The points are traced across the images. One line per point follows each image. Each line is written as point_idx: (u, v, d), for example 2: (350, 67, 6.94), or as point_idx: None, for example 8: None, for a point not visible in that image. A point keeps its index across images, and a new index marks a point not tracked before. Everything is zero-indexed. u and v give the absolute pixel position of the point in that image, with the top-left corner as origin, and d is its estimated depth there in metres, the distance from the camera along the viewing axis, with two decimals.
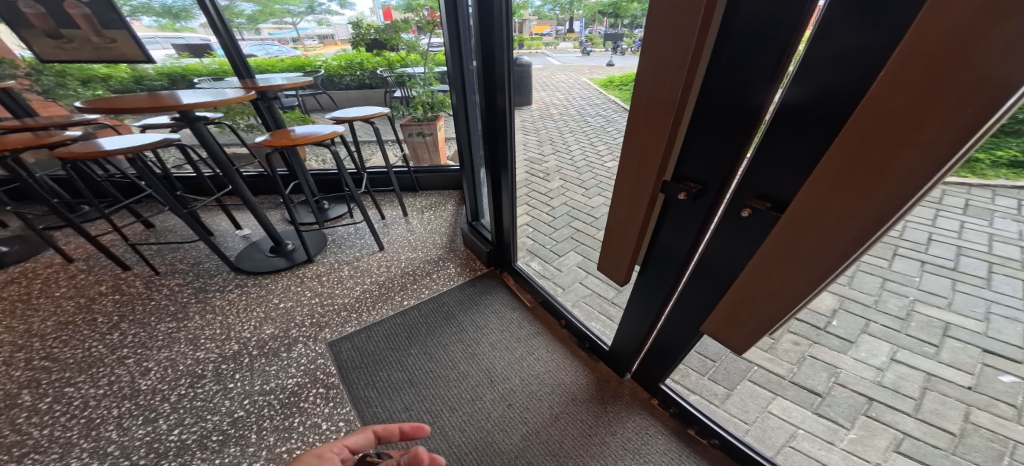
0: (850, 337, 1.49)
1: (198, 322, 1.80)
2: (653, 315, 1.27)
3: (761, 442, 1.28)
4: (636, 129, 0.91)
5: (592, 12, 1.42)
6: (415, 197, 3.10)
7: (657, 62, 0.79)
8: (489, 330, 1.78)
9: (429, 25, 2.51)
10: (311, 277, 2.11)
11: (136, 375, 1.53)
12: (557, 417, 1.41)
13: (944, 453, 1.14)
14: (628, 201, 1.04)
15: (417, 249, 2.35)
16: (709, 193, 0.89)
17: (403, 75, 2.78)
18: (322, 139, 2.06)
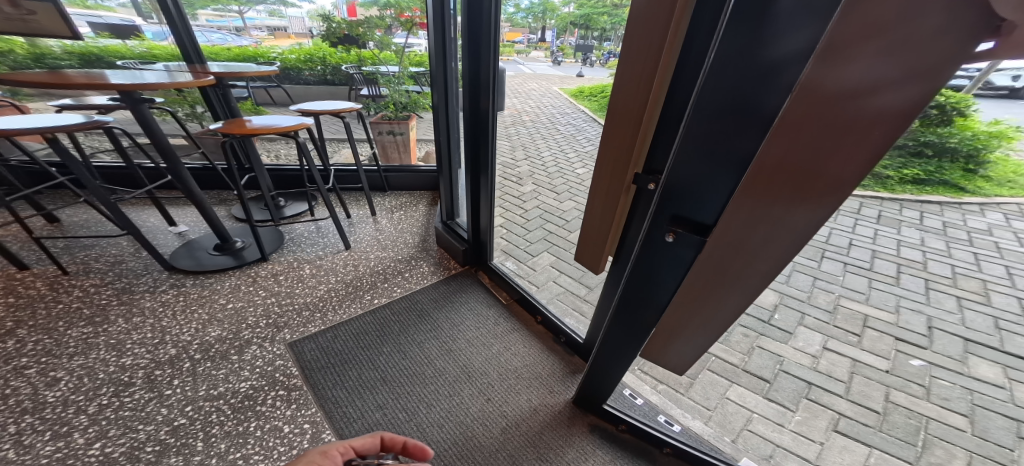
0: (789, 329, 1.67)
1: (123, 325, 1.53)
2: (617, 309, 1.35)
3: (721, 426, 1.37)
4: (614, 128, 0.97)
5: (565, 23, 1.54)
6: (384, 196, 2.98)
7: (631, 70, 0.86)
8: (466, 327, 1.76)
9: (407, 25, 2.47)
10: (266, 275, 1.91)
11: (40, 386, 1.26)
12: (536, 409, 1.43)
13: (875, 431, 1.27)
14: (602, 195, 1.10)
15: (387, 248, 2.27)
16: None
17: (372, 73, 2.72)
18: (283, 130, 1.92)
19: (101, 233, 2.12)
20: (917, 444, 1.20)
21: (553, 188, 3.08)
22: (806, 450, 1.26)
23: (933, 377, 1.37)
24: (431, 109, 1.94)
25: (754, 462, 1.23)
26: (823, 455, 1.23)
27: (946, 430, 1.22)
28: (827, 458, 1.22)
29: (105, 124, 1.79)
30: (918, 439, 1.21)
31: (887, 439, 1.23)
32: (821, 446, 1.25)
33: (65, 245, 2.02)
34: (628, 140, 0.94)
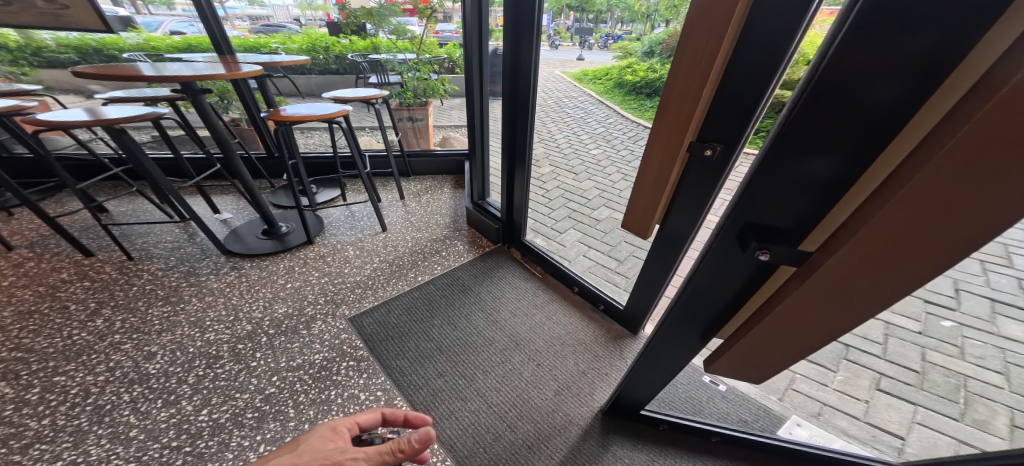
0: None
1: (197, 304, 1.67)
2: (659, 277, 1.46)
3: (767, 387, 1.49)
4: (670, 104, 0.98)
5: (559, 5, 1.50)
6: (408, 181, 3.02)
7: (693, 51, 0.88)
8: (507, 299, 1.89)
9: (425, 12, 2.40)
10: (313, 258, 2.03)
11: (140, 360, 1.40)
12: (584, 372, 1.54)
13: (917, 389, 1.31)
14: (654, 171, 1.10)
15: (421, 229, 2.34)
16: (729, 150, 1.03)
17: (387, 61, 2.57)
18: (330, 116, 1.90)
19: (153, 219, 2.24)
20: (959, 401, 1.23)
21: (577, 166, 3.08)
22: (852, 408, 1.33)
23: (965, 336, 1.35)
24: (466, 94, 1.96)
25: (803, 418, 1.34)
26: (870, 412, 1.30)
27: (984, 386, 1.23)
28: (874, 416, 1.28)
29: (160, 116, 1.80)
30: (959, 396, 1.23)
31: (929, 396, 1.27)
32: (866, 403, 1.33)
33: (122, 233, 2.14)
34: (685, 118, 0.96)
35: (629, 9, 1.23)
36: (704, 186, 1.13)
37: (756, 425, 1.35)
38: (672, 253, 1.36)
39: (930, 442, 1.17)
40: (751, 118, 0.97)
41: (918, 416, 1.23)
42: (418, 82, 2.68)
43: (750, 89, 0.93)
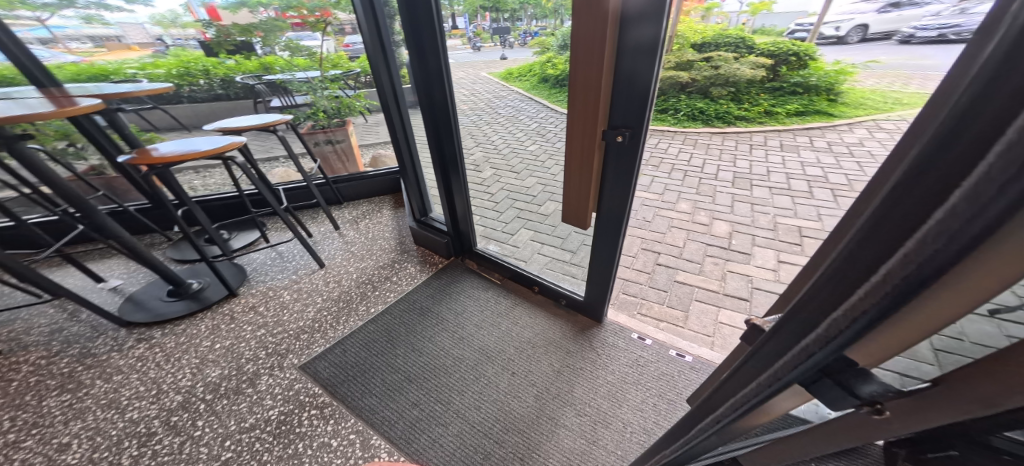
0: (746, 250, 2.03)
1: (106, 385, 1.48)
2: (606, 267, 1.47)
3: (726, 349, 1.51)
4: (576, 94, 1.00)
5: (473, 7, 1.46)
6: (341, 209, 2.71)
7: (586, 45, 0.90)
8: (469, 313, 1.85)
9: (319, 26, 2.20)
10: (242, 311, 1.85)
11: (50, 454, 1.25)
12: (559, 371, 1.55)
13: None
14: (576, 158, 1.12)
15: (364, 258, 2.19)
16: (638, 134, 1.02)
17: (285, 81, 2.34)
18: (217, 152, 1.65)
19: (25, 299, 1.88)
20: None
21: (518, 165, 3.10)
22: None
23: None
24: (380, 108, 1.84)
25: None
26: None
27: None
28: None
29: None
30: None
31: None
32: None
33: None
34: (592, 102, 0.98)
35: (539, 6, 1.23)
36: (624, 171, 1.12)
37: None
38: (611, 241, 1.37)
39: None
40: (650, 100, 0.95)
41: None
42: (326, 102, 2.46)
43: (638, 73, 0.91)
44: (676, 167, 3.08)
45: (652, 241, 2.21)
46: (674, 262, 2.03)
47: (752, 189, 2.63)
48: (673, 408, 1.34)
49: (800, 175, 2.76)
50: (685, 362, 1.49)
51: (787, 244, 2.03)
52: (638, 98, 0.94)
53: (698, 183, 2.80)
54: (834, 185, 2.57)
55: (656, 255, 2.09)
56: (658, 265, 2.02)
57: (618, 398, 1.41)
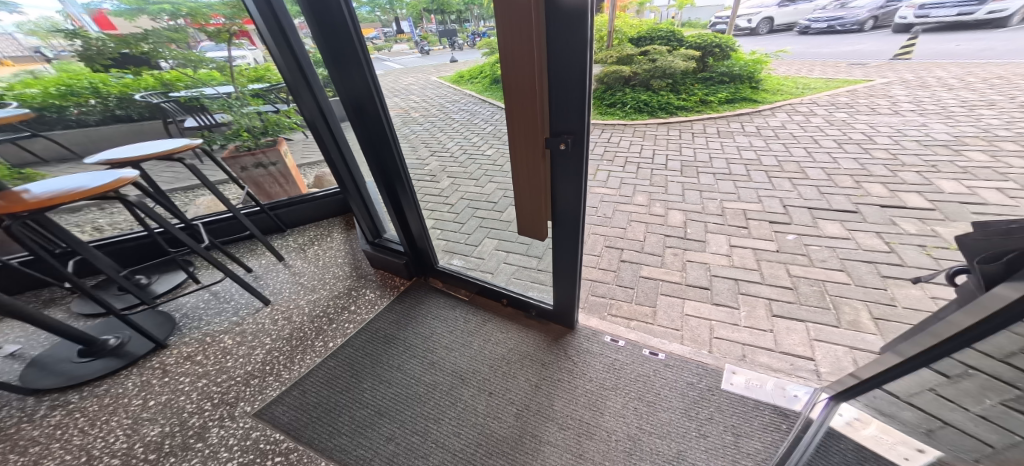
0: (701, 238, 2.10)
1: (17, 459, 1.30)
2: (567, 275, 1.42)
3: (695, 341, 1.53)
4: (512, 103, 0.92)
5: (417, 11, 1.46)
6: (284, 237, 2.45)
7: (511, 50, 0.83)
8: (438, 336, 1.77)
9: (221, 36, 1.88)
10: (177, 362, 1.67)
11: None
12: (537, 386, 1.51)
13: (798, 305, 1.62)
14: (524, 170, 1.03)
15: (317, 288, 2.04)
16: (582, 142, 0.94)
17: (192, 98, 2.03)
18: (103, 189, 1.30)
19: None
20: (830, 307, 1.58)
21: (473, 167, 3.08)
22: (765, 341, 1.48)
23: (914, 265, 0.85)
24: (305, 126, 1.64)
25: (736, 366, 1.39)
26: (775, 339, 1.48)
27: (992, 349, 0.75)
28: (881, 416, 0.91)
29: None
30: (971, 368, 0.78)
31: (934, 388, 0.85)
32: (772, 332, 1.51)
33: None
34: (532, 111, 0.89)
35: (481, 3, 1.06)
36: (573, 182, 1.03)
37: (702, 385, 1.36)
38: (570, 250, 1.29)
39: (834, 357, 1.39)
40: (588, 101, 0.87)
41: (812, 333, 1.48)
42: (247, 120, 2.16)
43: (569, 72, 0.82)
44: (628, 159, 3.16)
45: (614, 238, 2.22)
46: (637, 257, 2.05)
47: (700, 176, 2.75)
48: (652, 406, 1.35)
49: (739, 159, 2.94)
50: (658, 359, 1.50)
51: (736, 228, 2.14)
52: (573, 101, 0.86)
53: (650, 174, 2.88)
54: (768, 167, 2.77)
55: (619, 251, 2.11)
56: (623, 261, 2.03)
57: (596, 402, 1.41)
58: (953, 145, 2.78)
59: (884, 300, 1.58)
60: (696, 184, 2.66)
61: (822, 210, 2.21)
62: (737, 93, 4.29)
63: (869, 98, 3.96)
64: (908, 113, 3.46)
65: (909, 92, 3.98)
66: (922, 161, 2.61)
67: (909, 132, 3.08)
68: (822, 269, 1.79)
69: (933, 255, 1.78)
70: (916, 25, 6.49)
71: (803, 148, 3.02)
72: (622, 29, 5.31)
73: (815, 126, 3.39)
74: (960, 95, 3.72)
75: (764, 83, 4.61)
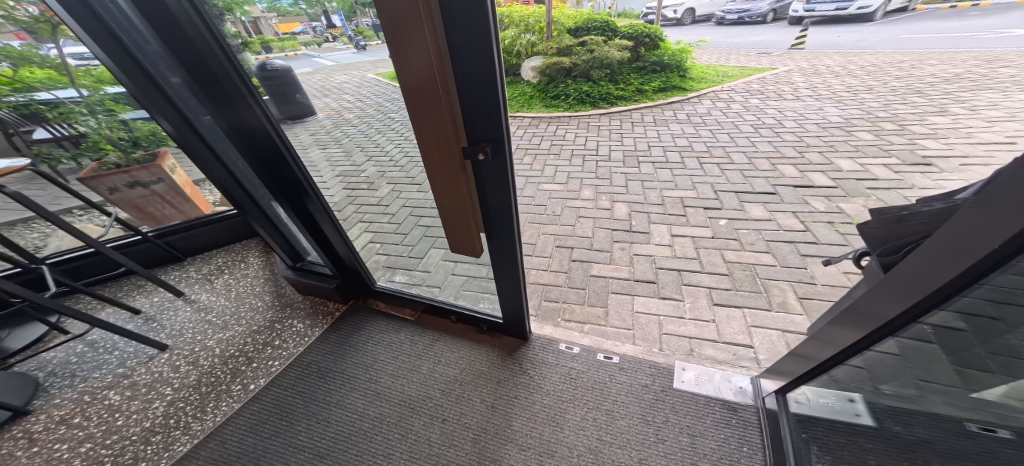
0: (645, 229, 2.11)
1: None
2: (511, 280, 1.30)
3: (647, 340, 1.53)
4: (418, 110, 0.77)
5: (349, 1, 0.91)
6: (186, 265, 2.11)
7: (403, 45, 0.68)
8: (382, 363, 1.60)
9: (44, 27, 1.45)
10: (45, 432, 1.37)
11: None
12: (494, 406, 1.42)
13: (735, 291, 1.68)
14: (444, 183, 0.90)
15: (232, 324, 1.77)
16: (502, 147, 0.84)
17: (22, 105, 1.55)
18: None
19: None
20: (762, 291, 1.66)
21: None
22: (709, 332, 1.53)
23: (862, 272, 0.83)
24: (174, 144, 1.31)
25: (686, 362, 1.42)
26: (718, 330, 1.53)
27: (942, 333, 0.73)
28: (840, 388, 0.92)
29: None
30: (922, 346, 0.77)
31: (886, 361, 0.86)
32: (714, 323, 1.56)
33: None
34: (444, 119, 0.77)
35: None
36: (500, 191, 0.93)
37: (656, 386, 1.37)
38: (508, 256, 1.19)
39: (769, 342, 1.46)
40: (501, 96, 0.76)
41: (749, 320, 1.55)
42: (110, 131, 1.72)
43: (479, 70, 0.71)
44: (574, 152, 3.13)
45: (564, 236, 2.14)
46: (587, 254, 1.99)
47: (640, 166, 2.80)
48: (609, 413, 1.33)
49: (674, 147, 3.05)
50: (614, 363, 1.48)
51: (676, 217, 2.19)
52: (487, 103, 0.76)
53: (595, 167, 2.87)
54: (700, 154, 2.90)
55: (570, 250, 2.03)
56: (573, 261, 1.96)
57: (550, 413, 1.37)
58: (846, 127, 3.13)
59: (806, 279, 1.70)
60: (638, 174, 2.70)
61: (748, 193, 2.34)
62: (668, 81, 4.48)
63: (775, 84, 4.37)
64: (808, 98, 3.85)
65: (806, 79, 4.45)
66: (824, 142, 2.89)
67: (810, 116, 3.42)
68: (752, 252, 1.88)
69: (840, 231, 1.95)
70: (807, 18, 7.32)
71: (727, 133, 3.22)
72: (559, 20, 5.35)
73: (735, 113, 3.65)
74: (846, 81, 4.23)
75: (691, 71, 4.88)
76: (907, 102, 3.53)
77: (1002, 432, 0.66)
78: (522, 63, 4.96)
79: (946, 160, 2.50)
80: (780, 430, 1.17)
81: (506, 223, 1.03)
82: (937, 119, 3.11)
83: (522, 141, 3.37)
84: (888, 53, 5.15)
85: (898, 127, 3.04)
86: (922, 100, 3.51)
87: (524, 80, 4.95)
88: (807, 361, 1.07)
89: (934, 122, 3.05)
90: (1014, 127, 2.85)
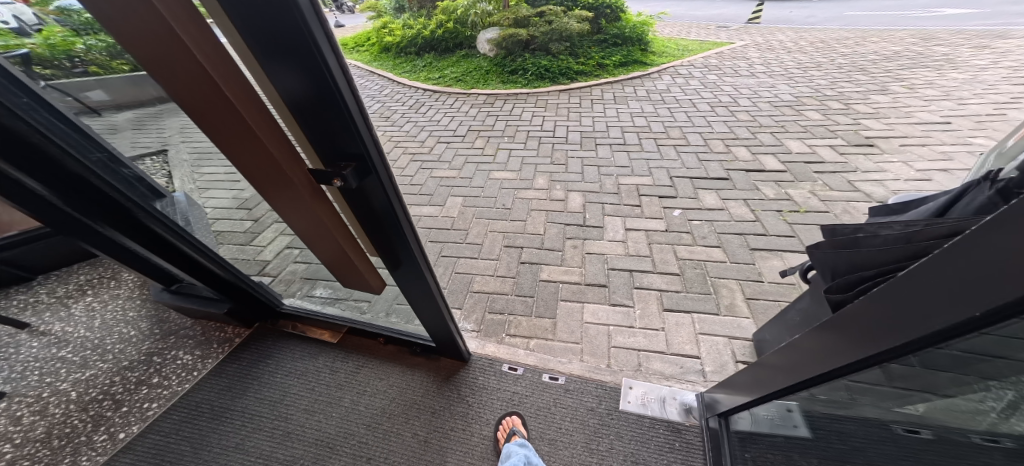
0: (599, 223, 1.93)
1: None
2: (430, 302, 1.08)
3: (595, 355, 1.39)
4: (240, 137, 0.62)
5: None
6: (37, 286, 1.68)
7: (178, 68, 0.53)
8: (294, 396, 1.32)
9: None
10: None
11: None
12: (427, 440, 1.22)
13: (684, 294, 1.58)
14: (305, 213, 0.75)
15: (97, 359, 1.42)
16: (370, 169, 0.65)
17: None
18: None
19: None
20: (711, 293, 1.58)
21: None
22: (657, 343, 1.42)
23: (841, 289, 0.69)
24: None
25: (633, 379, 1.30)
26: (668, 340, 1.43)
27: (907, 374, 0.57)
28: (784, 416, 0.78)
29: None
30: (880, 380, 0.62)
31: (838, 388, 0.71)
32: (663, 331, 1.45)
33: None
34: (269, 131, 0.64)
35: None
36: (376, 216, 0.75)
37: (602, 409, 1.24)
38: (420, 284, 0.99)
39: (716, 351, 1.38)
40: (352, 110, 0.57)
41: (697, 327, 1.46)
42: None
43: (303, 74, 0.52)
44: (528, 133, 2.83)
45: (513, 234, 1.88)
46: (537, 255, 1.77)
47: (597, 149, 2.59)
48: (552, 441, 1.18)
49: (632, 127, 2.88)
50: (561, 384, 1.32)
51: (630, 208, 2.03)
52: (330, 117, 0.57)
53: (551, 150, 2.60)
54: (657, 135, 2.74)
55: (518, 251, 1.79)
56: (521, 264, 1.73)
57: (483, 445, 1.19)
58: (797, 105, 3.10)
59: (754, 277, 1.62)
60: (594, 157, 2.50)
61: (702, 179, 2.23)
62: (629, 55, 4.25)
63: (732, 60, 4.28)
64: (762, 75, 3.80)
65: (761, 54, 4.40)
66: (776, 122, 2.84)
67: (764, 94, 3.36)
68: (703, 248, 1.78)
69: (788, 221, 1.88)
70: None
71: (685, 112, 3.08)
72: None
73: (693, 90, 3.52)
74: (796, 58, 4.23)
75: (652, 45, 4.67)
76: (852, 79, 3.57)
77: (924, 432, 0.58)
78: (477, 35, 4.52)
79: (888, 140, 2.52)
80: (723, 459, 1.07)
81: (400, 248, 0.84)
82: (880, 97, 3.15)
83: (473, 120, 3.02)
84: (834, 28, 5.23)
85: (844, 106, 3.04)
86: (865, 78, 3.56)
87: (479, 53, 4.52)
88: (761, 385, 0.92)
89: (876, 100, 3.09)
90: (949, 106, 2.93)
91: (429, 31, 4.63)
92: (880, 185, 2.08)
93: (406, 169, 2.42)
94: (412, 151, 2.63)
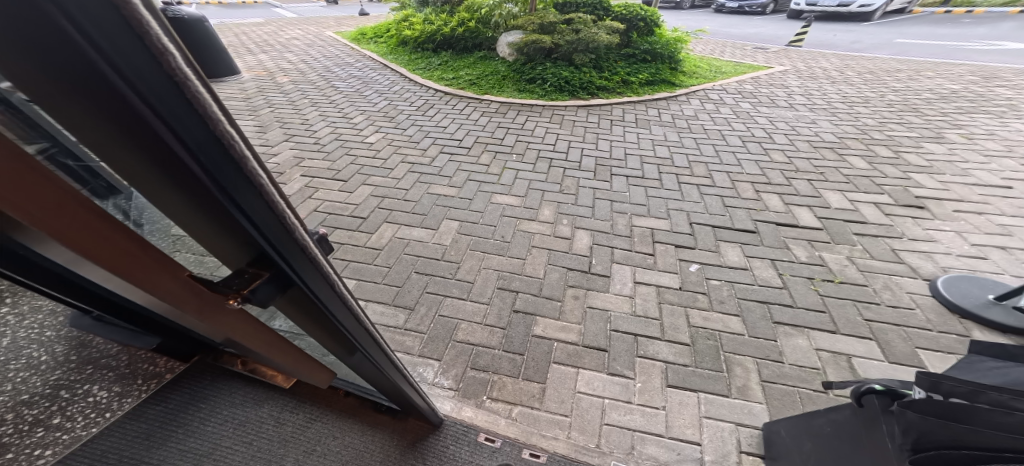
0: (606, 272, 1.72)
1: None
2: (390, 377, 0.86)
3: (583, 433, 1.18)
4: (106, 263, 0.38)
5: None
6: None
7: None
8: (224, 452, 1.06)
9: None
10: None
11: None
12: None
13: (692, 369, 1.36)
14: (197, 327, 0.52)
15: None
16: (286, 266, 0.46)
17: None
18: None
19: None
20: (723, 371, 1.35)
21: (360, 140, 2.66)
22: (655, 424, 1.21)
23: None
24: None
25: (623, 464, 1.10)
26: (668, 422, 1.21)
27: None
28: None
29: None
30: None
31: None
32: (664, 411, 1.24)
33: None
34: (120, 252, 0.34)
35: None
36: (303, 313, 0.55)
37: None
38: (374, 363, 0.78)
39: (719, 439, 1.17)
40: (263, 205, 0.39)
41: (704, 409, 1.24)
42: None
43: (145, 152, 0.29)
44: (539, 152, 2.61)
45: (509, 274, 1.67)
46: (533, 303, 1.56)
47: (612, 180, 2.36)
48: None
49: (652, 157, 2.64)
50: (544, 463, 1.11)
51: (642, 256, 1.81)
52: (207, 209, 0.36)
53: (562, 175, 2.38)
54: (679, 169, 2.50)
55: (513, 296, 1.59)
56: (514, 313, 1.53)
57: None
58: (839, 148, 2.82)
59: (774, 356, 1.40)
60: (608, 189, 2.28)
61: (725, 229, 1.99)
62: (658, 74, 3.98)
63: (770, 87, 3.98)
64: (802, 107, 3.50)
65: (802, 83, 4.09)
66: (813, 166, 2.57)
67: (803, 130, 3.08)
68: (720, 315, 1.55)
69: (819, 291, 1.65)
70: (812, 14, 6.87)
71: (713, 145, 2.83)
72: None
73: (724, 119, 3.25)
74: (842, 89, 3.92)
75: (684, 64, 4.39)
76: (903, 121, 3.27)
77: None
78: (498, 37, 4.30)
79: (939, 202, 2.24)
80: None
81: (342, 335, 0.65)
82: (933, 147, 2.85)
83: (481, 131, 2.81)
84: (885, 59, 4.86)
85: (892, 154, 2.75)
86: (919, 121, 3.26)
87: (498, 57, 4.30)
88: None
89: (930, 150, 2.80)
90: (1012, 165, 2.63)
91: (449, 29, 4.43)
92: (929, 257, 1.83)
93: (402, 180, 2.22)
94: (411, 160, 2.43)
